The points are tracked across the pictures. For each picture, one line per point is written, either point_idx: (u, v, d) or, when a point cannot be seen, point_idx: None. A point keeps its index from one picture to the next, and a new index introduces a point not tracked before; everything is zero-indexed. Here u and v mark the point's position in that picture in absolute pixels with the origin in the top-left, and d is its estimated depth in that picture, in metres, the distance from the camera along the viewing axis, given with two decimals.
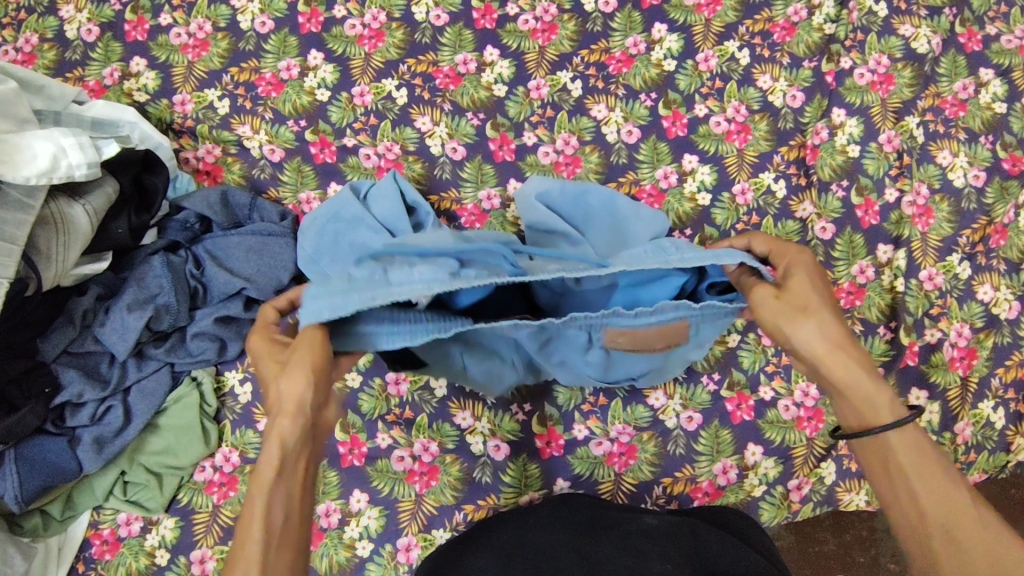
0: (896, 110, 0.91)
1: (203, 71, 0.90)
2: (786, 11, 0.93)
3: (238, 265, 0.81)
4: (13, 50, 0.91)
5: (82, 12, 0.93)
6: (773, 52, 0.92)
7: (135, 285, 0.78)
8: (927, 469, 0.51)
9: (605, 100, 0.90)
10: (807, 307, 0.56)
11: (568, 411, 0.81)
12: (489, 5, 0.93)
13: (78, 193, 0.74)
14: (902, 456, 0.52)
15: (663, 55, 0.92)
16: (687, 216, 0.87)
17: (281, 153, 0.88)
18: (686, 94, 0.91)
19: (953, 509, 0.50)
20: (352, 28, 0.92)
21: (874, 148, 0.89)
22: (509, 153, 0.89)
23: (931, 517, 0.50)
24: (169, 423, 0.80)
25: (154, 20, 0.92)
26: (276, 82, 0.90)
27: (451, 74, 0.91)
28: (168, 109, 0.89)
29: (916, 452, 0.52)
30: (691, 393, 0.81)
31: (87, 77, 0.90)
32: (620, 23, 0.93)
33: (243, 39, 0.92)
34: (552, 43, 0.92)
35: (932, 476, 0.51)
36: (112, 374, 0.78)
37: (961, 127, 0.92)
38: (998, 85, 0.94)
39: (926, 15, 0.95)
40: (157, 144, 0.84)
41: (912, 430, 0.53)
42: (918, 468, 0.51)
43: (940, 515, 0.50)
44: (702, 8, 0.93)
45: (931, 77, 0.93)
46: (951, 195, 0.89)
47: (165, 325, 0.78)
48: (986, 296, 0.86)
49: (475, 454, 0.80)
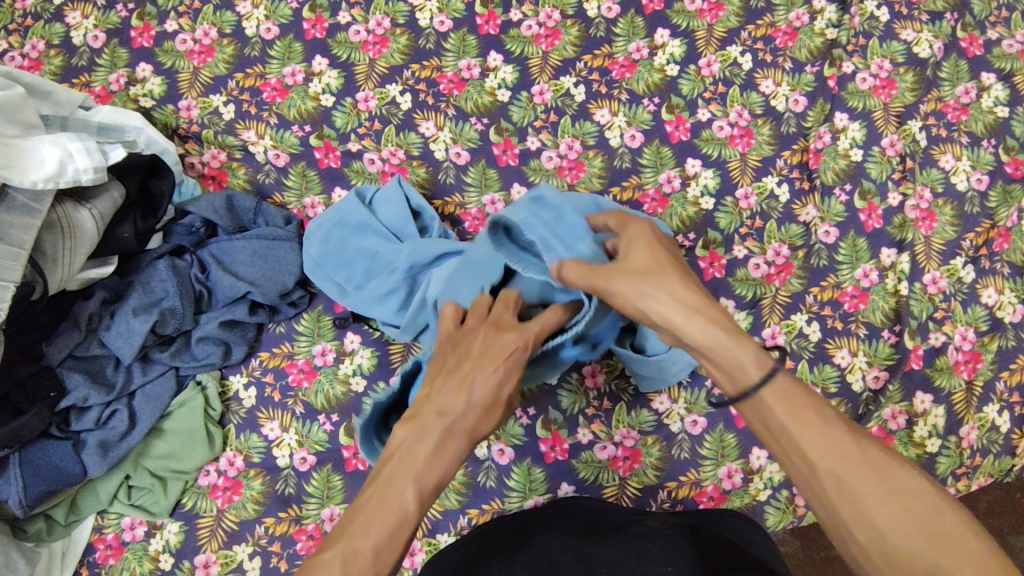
0: (898, 114, 0.91)
1: (209, 76, 0.91)
2: (788, 16, 0.94)
3: (243, 270, 0.81)
4: (20, 56, 0.92)
5: (88, 18, 0.94)
6: (775, 57, 0.93)
7: (141, 289, 0.79)
8: (813, 425, 0.52)
9: (608, 105, 0.91)
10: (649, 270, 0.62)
11: (572, 415, 0.81)
12: (493, 11, 0.94)
13: (84, 198, 0.74)
14: (780, 411, 0.53)
15: (667, 60, 0.92)
16: (691, 220, 0.87)
17: (286, 158, 0.89)
18: (689, 99, 0.91)
19: (841, 454, 0.50)
20: (357, 34, 0.93)
21: (877, 152, 0.90)
22: (513, 157, 0.89)
23: (822, 467, 0.50)
24: (173, 427, 0.79)
25: (161, 27, 0.93)
26: (281, 87, 0.91)
27: (455, 80, 0.91)
28: (173, 114, 0.90)
29: (792, 404, 0.53)
30: (696, 397, 0.82)
31: (94, 83, 0.91)
32: (623, 28, 0.93)
33: (248, 45, 0.92)
34: (556, 48, 0.93)
35: (828, 432, 0.51)
36: (118, 378, 0.78)
37: (964, 131, 0.92)
38: (1000, 89, 0.94)
39: (928, 20, 0.96)
40: (163, 149, 0.83)
41: (783, 380, 0.54)
42: (797, 409, 0.52)
43: (830, 463, 0.50)
44: (705, 13, 0.94)
45: (934, 81, 0.93)
46: (955, 198, 0.89)
47: (170, 329, 0.78)
48: (990, 299, 0.86)
49: (480, 458, 0.80)
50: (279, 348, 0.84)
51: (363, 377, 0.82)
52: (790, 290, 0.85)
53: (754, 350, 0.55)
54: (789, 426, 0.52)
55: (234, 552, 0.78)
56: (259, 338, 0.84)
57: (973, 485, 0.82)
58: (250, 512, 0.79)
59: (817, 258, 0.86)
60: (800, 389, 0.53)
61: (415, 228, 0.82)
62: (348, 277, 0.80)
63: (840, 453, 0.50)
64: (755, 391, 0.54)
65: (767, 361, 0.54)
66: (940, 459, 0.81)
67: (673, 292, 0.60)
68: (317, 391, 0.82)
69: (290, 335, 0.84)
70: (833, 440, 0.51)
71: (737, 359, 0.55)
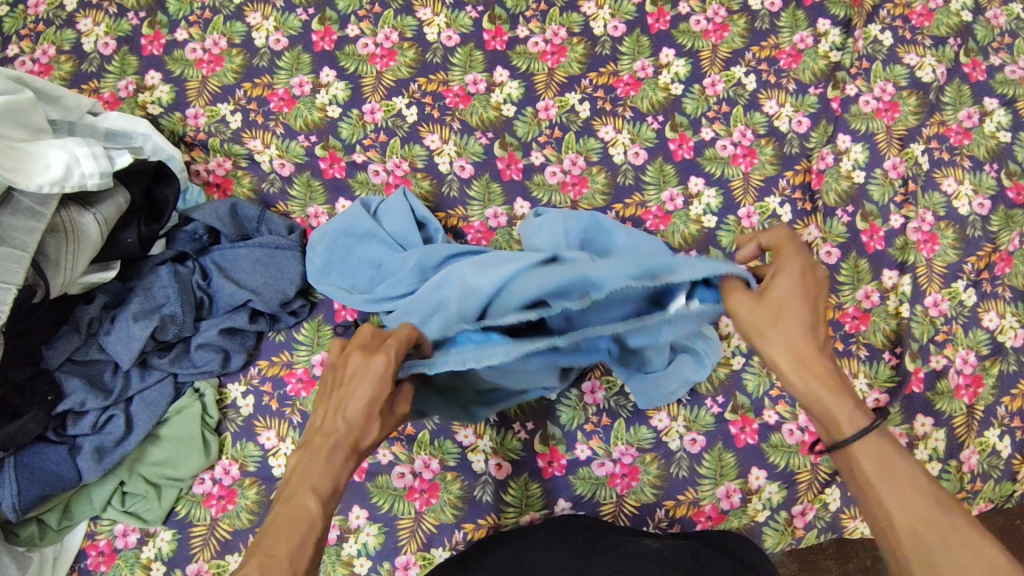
0: (901, 137, 0.92)
1: (217, 85, 0.92)
2: (792, 38, 0.95)
3: (245, 278, 0.82)
4: (30, 61, 0.93)
5: (99, 25, 0.95)
6: (779, 78, 0.94)
7: (143, 295, 0.79)
8: (899, 480, 0.51)
9: (612, 122, 0.91)
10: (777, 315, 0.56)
11: (571, 430, 0.81)
12: (500, 28, 0.95)
13: (89, 203, 0.74)
14: (867, 463, 0.52)
15: (671, 79, 0.93)
16: (693, 238, 0.87)
17: (291, 167, 0.89)
18: (693, 118, 0.92)
19: (926, 516, 0.49)
20: (365, 47, 0.94)
21: (879, 174, 0.90)
22: (516, 172, 0.90)
23: (902, 525, 0.49)
24: (169, 434, 0.79)
25: (171, 36, 0.94)
26: (288, 97, 0.91)
27: (461, 94, 0.92)
28: (180, 122, 0.90)
29: (882, 459, 0.52)
30: (695, 415, 0.81)
31: (102, 89, 0.91)
32: (628, 47, 0.94)
33: (257, 56, 0.93)
34: (561, 65, 0.93)
35: (914, 492, 0.50)
36: (116, 384, 0.78)
37: (966, 155, 0.92)
38: (1003, 114, 0.95)
39: (931, 45, 0.97)
40: (168, 156, 0.83)
41: (879, 437, 0.53)
42: (887, 465, 0.51)
43: (911, 524, 0.49)
44: (710, 34, 0.95)
45: (936, 105, 0.94)
46: (957, 222, 0.89)
47: (170, 335, 0.79)
48: (992, 323, 0.85)
49: (477, 472, 0.79)
50: (278, 357, 0.84)
51: None
52: None
53: (854, 405, 0.53)
54: (872, 477, 0.51)
55: (226, 561, 0.77)
56: (258, 346, 0.84)
57: (973, 510, 0.81)
58: (244, 521, 0.79)
59: None
60: (894, 447, 0.52)
61: (419, 238, 0.82)
62: (355, 287, 0.81)
63: (917, 511, 0.49)
64: (847, 442, 0.53)
65: (865, 419, 0.53)
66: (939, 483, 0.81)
67: (789, 336, 0.56)
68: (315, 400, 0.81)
69: (290, 343, 0.84)
70: (922, 503, 0.49)
71: (833, 413, 0.54)
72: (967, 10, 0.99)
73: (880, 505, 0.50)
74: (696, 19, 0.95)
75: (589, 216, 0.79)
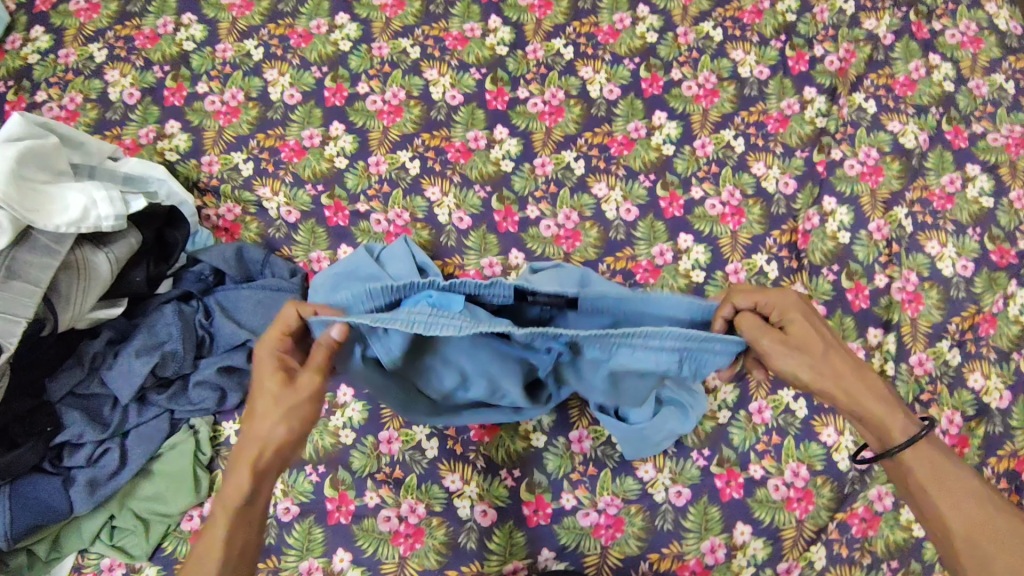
0: (885, 200, 0.95)
1: (232, 135, 0.97)
2: (780, 105, 1.00)
3: (246, 318, 0.85)
4: (58, 107, 0.99)
5: (126, 77, 1.01)
6: (767, 141, 0.98)
7: (147, 331, 0.82)
8: (950, 482, 0.59)
9: (606, 179, 0.95)
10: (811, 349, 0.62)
11: (557, 479, 0.81)
12: (502, 89, 1.00)
13: (103, 242, 0.78)
14: (921, 472, 0.60)
15: (663, 140, 0.98)
16: (682, 291, 0.90)
17: (297, 215, 0.93)
18: (684, 177, 0.96)
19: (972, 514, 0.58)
20: (374, 103, 0.99)
21: (864, 235, 0.93)
22: (512, 224, 0.93)
23: (953, 524, 0.58)
24: (162, 469, 0.81)
25: (192, 88, 1.00)
26: (299, 148, 0.96)
27: (462, 149, 0.97)
28: (195, 168, 0.95)
29: (933, 467, 0.60)
30: (681, 467, 0.82)
31: (124, 136, 0.97)
32: (623, 109, 0.99)
33: (272, 108, 0.99)
34: (559, 125, 0.98)
35: (962, 491, 0.59)
36: (113, 418, 0.80)
37: (949, 219, 0.95)
38: (984, 180, 0.98)
39: (913, 113, 1.01)
40: (182, 202, 0.85)
41: (928, 446, 0.61)
42: (938, 472, 0.60)
43: (960, 522, 0.58)
44: (701, 99, 1.00)
45: (920, 171, 0.98)
46: (941, 283, 0.91)
47: (170, 371, 0.81)
48: (976, 384, 0.87)
49: (462, 518, 0.80)
50: None
51: (352, 430, 0.83)
52: None
53: (904, 419, 0.61)
54: (926, 483, 0.60)
55: None
56: None
57: None
58: None
59: None
60: (942, 454, 0.61)
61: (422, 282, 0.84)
62: None
63: (967, 510, 0.58)
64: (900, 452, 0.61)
65: (915, 429, 0.60)
66: (927, 544, 0.80)
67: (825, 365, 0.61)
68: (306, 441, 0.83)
69: None
70: (967, 502, 0.58)
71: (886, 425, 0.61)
72: (949, 81, 1.04)
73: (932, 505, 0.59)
74: (687, 84, 1.01)
75: (581, 270, 0.81)
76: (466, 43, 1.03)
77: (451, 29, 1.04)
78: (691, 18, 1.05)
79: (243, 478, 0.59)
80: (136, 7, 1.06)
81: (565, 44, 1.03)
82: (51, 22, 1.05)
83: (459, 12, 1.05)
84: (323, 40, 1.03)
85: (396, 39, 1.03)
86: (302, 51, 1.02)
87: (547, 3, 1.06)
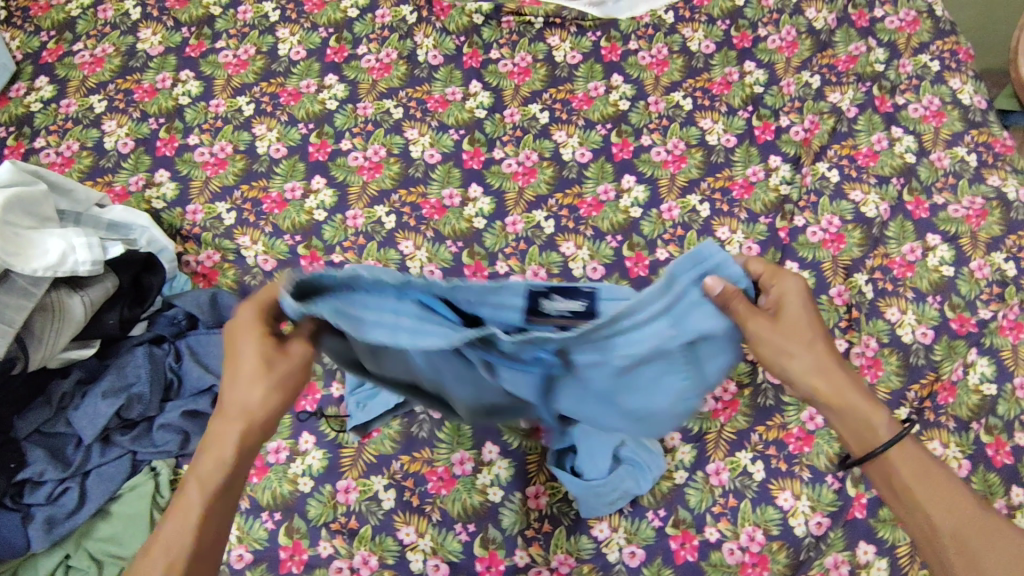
0: (846, 266, 0.98)
1: (218, 186, 1.02)
2: (745, 172, 1.04)
3: (214, 363, 0.87)
4: (55, 154, 1.04)
5: (122, 127, 1.07)
6: (731, 207, 1.01)
7: (115, 373, 0.84)
8: (942, 487, 0.62)
9: (574, 239, 0.99)
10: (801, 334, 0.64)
11: (512, 535, 0.82)
12: (478, 149, 1.05)
13: (80, 285, 0.81)
14: (905, 474, 0.63)
15: (631, 202, 1.01)
16: None
17: (274, 264, 0.96)
18: (649, 239, 0.99)
19: (961, 516, 0.61)
20: (355, 159, 1.04)
21: (825, 300, 0.95)
22: (481, 279, 0.96)
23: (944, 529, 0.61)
24: (120, 511, 0.81)
25: (183, 140, 1.05)
26: (280, 200, 1.00)
27: (437, 206, 1.01)
28: (179, 216, 0.99)
29: (917, 470, 0.63)
30: (636, 527, 0.82)
31: (115, 183, 1.02)
32: (593, 172, 1.03)
33: (258, 161, 1.04)
34: (531, 185, 1.02)
35: (947, 489, 0.62)
36: (76, 457, 0.82)
37: (910, 287, 0.97)
38: (946, 250, 1.00)
39: (875, 183, 1.04)
40: (162, 248, 0.90)
41: (911, 446, 0.64)
42: (923, 474, 0.63)
43: (951, 523, 0.61)
44: (668, 164, 1.04)
45: (881, 239, 1.00)
46: (900, 349, 0.93)
47: (134, 413, 0.83)
48: (936, 452, 0.87)
49: (414, 572, 0.80)
50: None
51: (311, 477, 0.84)
52: (735, 427, 0.87)
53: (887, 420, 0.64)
54: (909, 482, 0.63)
55: None
56: None
57: None
58: None
59: (764, 397, 0.89)
60: (924, 454, 0.64)
61: None
62: None
63: (957, 511, 0.61)
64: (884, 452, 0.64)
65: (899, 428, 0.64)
66: None
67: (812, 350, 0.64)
68: (265, 487, 0.84)
69: None
70: (953, 501, 0.62)
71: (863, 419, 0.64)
72: (911, 153, 1.07)
73: (926, 511, 0.62)
74: (656, 150, 1.05)
75: None
76: (446, 106, 1.08)
77: (433, 92, 1.09)
78: (662, 88, 1.11)
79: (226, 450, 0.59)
80: (138, 63, 1.12)
81: (540, 109, 1.08)
82: (56, 74, 1.11)
83: (442, 76, 1.11)
84: (311, 99, 1.09)
85: (380, 100, 1.09)
86: (291, 108, 1.08)
87: (525, 70, 1.12)
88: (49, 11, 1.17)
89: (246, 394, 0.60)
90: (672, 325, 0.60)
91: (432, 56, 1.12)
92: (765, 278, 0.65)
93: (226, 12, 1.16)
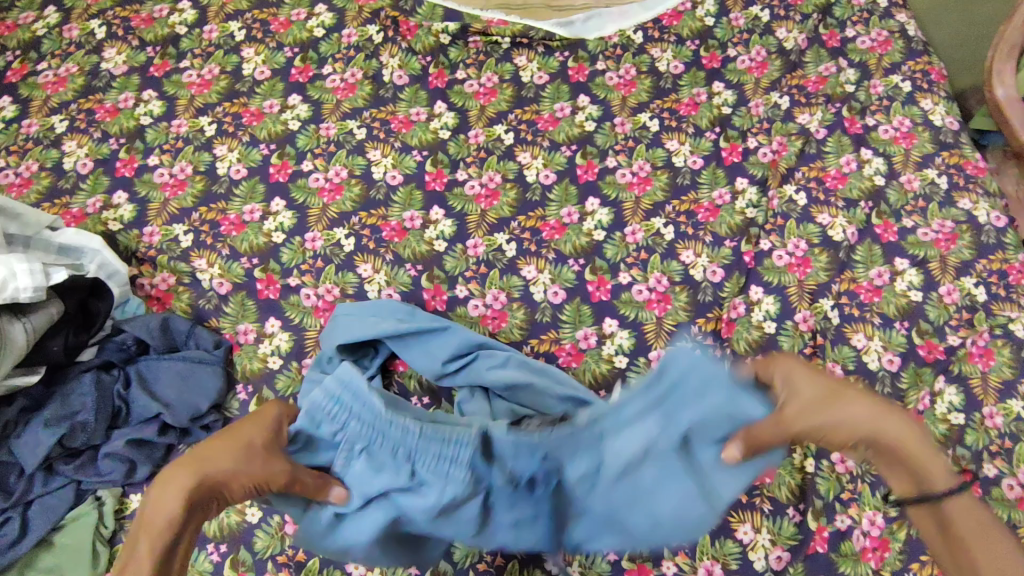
0: (812, 291, 0.96)
1: (176, 208, 1.00)
2: (711, 195, 1.03)
3: (162, 390, 0.85)
4: (14, 175, 1.03)
5: (82, 147, 1.05)
6: (696, 230, 1.00)
7: (60, 401, 0.82)
8: (987, 532, 0.56)
9: (535, 262, 0.97)
10: (832, 391, 0.61)
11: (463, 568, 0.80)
12: (441, 171, 1.04)
13: (22, 311, 0.80)
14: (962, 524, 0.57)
15: (594, 225, 1.00)
16: (603, 377, 0.91)
17: (229, 286, 0.95)
18: (612, 262, 0.98)
19: None
20: (316, 181, 1.03)
21: (790, 325, 0.94)
22: (440, 303, 0.95)
23: None
24: (62, 542, 0.79)
25: (143, 160, 1.04)
26: (238, 222, 0.99)
27: (397, 228, 0.99)
28: (136, 238, 0.98)
29: (973, 522, 0.57)
30: (590, 561, 0.81)
31: (72, 205, 1.00)
32: (557, 195, 1.02)
33: (217, 183, 1.02)
34: (493, 208, 1.01)
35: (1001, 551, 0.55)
36: (18, 486, 0.79)
37: (876, 312, 0.95)
38: (914, 274, 0.98)
39: (843, 206, 1.02)
40: (115, 271, 0.89)
41: (967, 499, 0.58)
42: (979, 529, 0.57)
43: None
44: (633, 187, 1.03)
45: (848, 263, 0.98)
46: (866, 376, 0.91)
47: (78, 442, 0.81)
48: None
49: None
50: None
51: (259, 507, 0.82)
52: None
53: (944, 465, 0.59)
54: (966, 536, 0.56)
55: None
56: (166, 458, 0.85)
57: None
58: None
59: None
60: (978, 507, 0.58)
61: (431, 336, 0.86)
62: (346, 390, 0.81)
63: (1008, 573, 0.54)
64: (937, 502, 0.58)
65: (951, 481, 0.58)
66: None
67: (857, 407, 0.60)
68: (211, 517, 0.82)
69: None
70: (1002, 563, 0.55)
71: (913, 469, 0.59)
72: (880, 175, 1.05)
73: (971, 563, 0.56)
74: (621, 172, 1.04)
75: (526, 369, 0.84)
76: (410, 126, 1.07)
77: (397, 113, 1.08)
78: (630, 109, 1.10)
79: (176, 503, 0.58)
80: (101, 82, 1.11)
81: (506, 130, 1.07)
82: (19, 93, 1.10)
83: (407, 97, 1.10)
84: (274, 120, 1.08)
85: (344, 120, 1.08)
86: (253, 129, 1.07)
87: (491, 91, 1.11)
88: (15, 30, 1.16)
89: (217, 458, 0.60)
90: (664, 421, 0.63)
91: (398, 76, 1.11)
92: (764, 370, 0.65)
93: (192, 31, 1.15)
